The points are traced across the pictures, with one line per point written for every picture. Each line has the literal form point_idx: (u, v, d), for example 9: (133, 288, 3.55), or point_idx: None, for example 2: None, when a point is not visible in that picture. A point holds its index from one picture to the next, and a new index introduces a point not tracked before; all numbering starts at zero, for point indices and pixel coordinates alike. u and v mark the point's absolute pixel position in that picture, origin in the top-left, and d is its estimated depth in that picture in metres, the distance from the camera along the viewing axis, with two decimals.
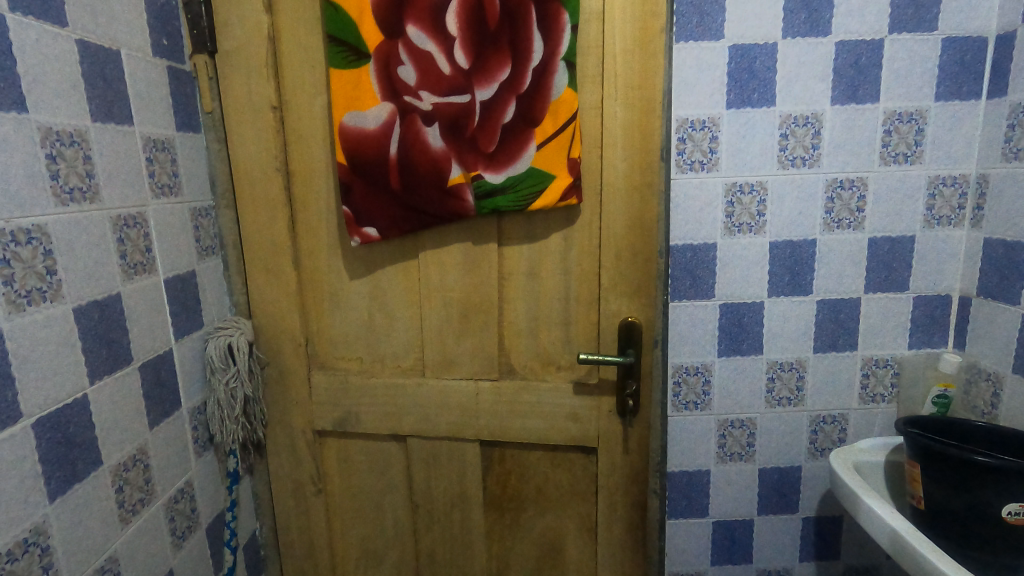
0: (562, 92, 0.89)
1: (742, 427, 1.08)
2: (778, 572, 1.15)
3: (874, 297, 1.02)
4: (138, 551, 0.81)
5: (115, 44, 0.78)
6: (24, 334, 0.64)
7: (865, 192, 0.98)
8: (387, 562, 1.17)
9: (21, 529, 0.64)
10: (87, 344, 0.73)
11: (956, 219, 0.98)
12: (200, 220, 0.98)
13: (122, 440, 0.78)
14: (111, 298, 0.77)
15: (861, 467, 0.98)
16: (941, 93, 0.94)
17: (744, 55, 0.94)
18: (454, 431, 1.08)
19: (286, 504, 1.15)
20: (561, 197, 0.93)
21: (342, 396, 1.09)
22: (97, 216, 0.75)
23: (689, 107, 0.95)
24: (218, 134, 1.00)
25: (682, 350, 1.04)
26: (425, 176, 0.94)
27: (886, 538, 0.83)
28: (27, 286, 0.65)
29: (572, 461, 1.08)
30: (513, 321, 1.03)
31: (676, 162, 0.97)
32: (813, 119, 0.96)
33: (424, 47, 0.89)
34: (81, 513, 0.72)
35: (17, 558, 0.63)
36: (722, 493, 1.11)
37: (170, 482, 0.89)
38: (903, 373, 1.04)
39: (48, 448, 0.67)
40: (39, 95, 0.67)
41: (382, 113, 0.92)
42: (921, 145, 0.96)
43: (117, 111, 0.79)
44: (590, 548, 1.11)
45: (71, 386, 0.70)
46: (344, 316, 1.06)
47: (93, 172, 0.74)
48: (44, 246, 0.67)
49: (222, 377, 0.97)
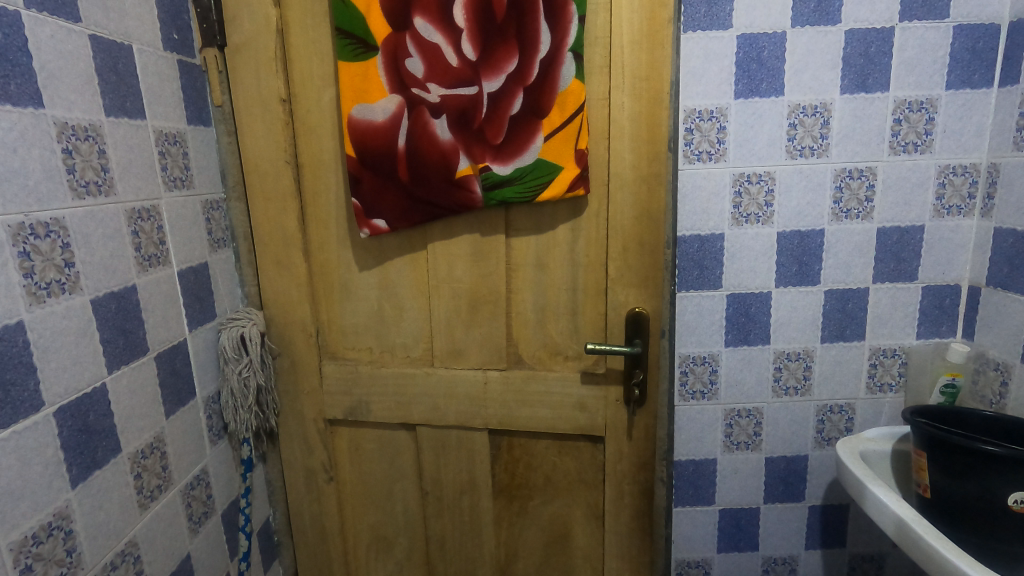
0: (569, 84, 0.89)
1: (748, 416, 1.09)
2: (783, 560, 1.16)
3: (882, 287, 1.02)
4: (157, 536, 0.84)
5: (127, 39, 0.80)
6: (45, 325, 0.66)
7: (875, 181, 0.98)
8: (398, 549, 1.19)
9: (45, 513, 0.66)
10: (104, 335, 0.74)
11: (965, 209, 0.98)
12: (212, 213, 1.00)
13: (140, 428, 0.80)
14: (127, 289, 0.78)
15: (867, 456, 0.99)
16: (952, 82, 0.93)
17: (752, 45, 0.93)
18: (463, 420, 1.09)
19: (299, 491, 1.17)
20: (568, 188, 0.93)
21: (353, 386, 1.10)
22: (112, 209, 0.76)
23: (697, 97, 0.96)
24: (228, 127, 1.01)
25: (689, 340, 1.06)
26: (432, 168, 0.95)
27: (892, 525, 0.84)
28: (47, 278, 0.66)
29: (579, 449, 1.09)
30: (522, 312, 1.04)
31: (684, 152, 0.98)
32: (822, 109, 0.95)
33: (431, 39, 0.89)
34: (102, 498, 0.74)
35: (42, 541, 0.66)
36: (728, 482, 1.12)
37: (186, 469, 0.91)
38: (911, 363, 1.04)
39: (70, 436, 0.69)
40: (55, 91, 0.68)
41: (389, 105, 0.93)
42: (930, 134, 0.95)
43: (130, 105, 0.80)
44: (598, 535, 1.13)
45: (90, 375, 0.72)
46: (354, 307, 1.07)
47: (108, 166, 0.75)
48: (62, 240, 0.68)
49: (236, 367, 0.99)
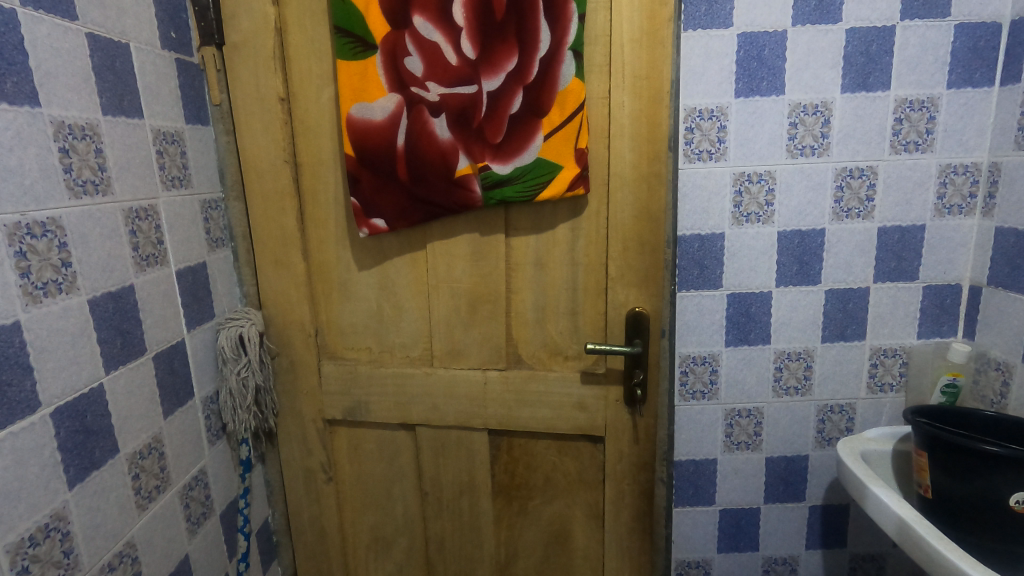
0: (569, 82, 0.89)
1: (749, 416, 1.08)
2: (784, 560, 1.16)
3: (883, 287, 1.01)
4: (155, 537, 0.83)
5: (124, 38, 0.79)
6: (41, 326, 0.66)
7: (876, 180, 0.97)
8: (397, 549, 1.19)
9: (42, 514, 0.66)
10: (102, 335, 0.74)
11: (967, 208, 0.97)
12: (210, 212, 0.99)
13: (138, 429, 0.80)
14: (124, 289, 0.78)
15: (868, 456, 0.98)
16: (953, 81, 0.93)
17: (753, 43, 0.93)
18: (462, 420, 1.09)
19: (298, 492, 1.17)
20: (568, 187, 0.93)
21: (352, 386, 1.10)
22: (110, 208, 0.76)
23: (698, 96, 0.95)
24: (227, 127, 1.00)
25: (690, 340, 1.05)
26: (432, 168, 0.94)
27: (893, 526, 0.84)
28: (43, 278, 0.66)
29: (579, 449, 1.09)
30: (521, 311, 1.03)
31: (685, 151, 0.97)
32: (823, 108, 0.95)
33: (430, 37, 0.89)
34: (99, 499, 0.73)
35: (39, 543, 0.65)
36: (728, 482, 1.12)
37: (184, 470, 0.90)
38: (912, 363, 1.04)
39: (67, 436, 0.69)
40: (52, 89, 0.67)
41: (389, 104, 0.92)
42: (932, 133, 0.95)
43: (128, 104, 0.79)
44: (597, 535, 1.12)
45: (88, 376, 0.72)
46: (353, 306, 1.07)
47: (105, 165, 0.75)
48: (59, 239, 0.68)
49: (234, 367, 0.99)
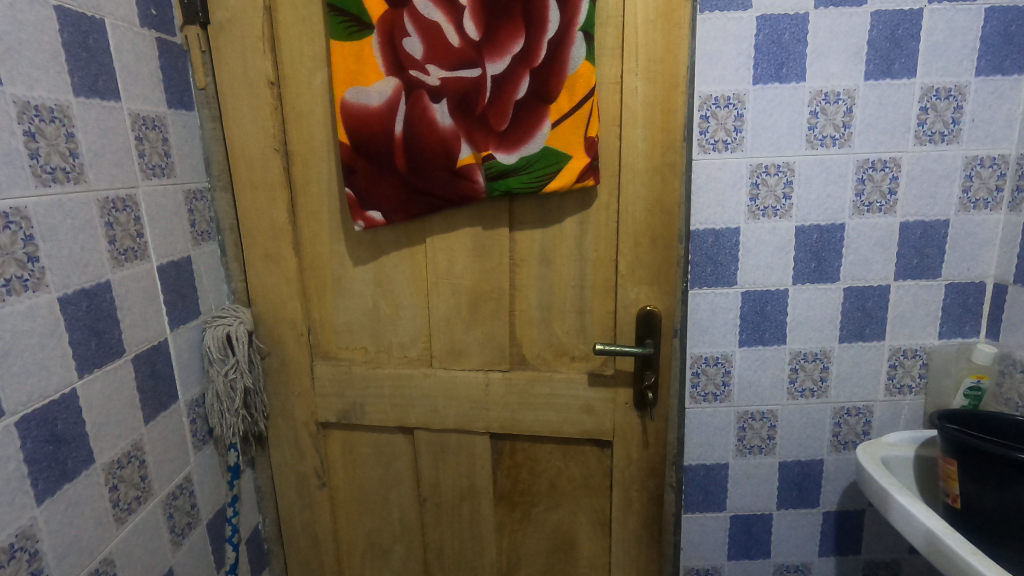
0: (579, 66, 0.83)
1: (762, 419, 1.04)
2: (796, 568, 1.12)
3: (903, 285, 0.97)
4: (136, 551, 0.78)
5: (99, 12, 0.73)
6: (4, 326, 0.60)
7: (899, 173, 0.93)
8: (394, 557, 1.14)
9: (7, 533, 0.60)
10: (75, 336, 0.68)
11: (992, 202, 0.93)
12: (195, 204, 0.93)
13: (116, 437, 0.74)
14: (100, 286, 0.72)
15: (889, 462, 0.94)
16: (982, 68, 0.88)
17: (772, 27, 0.88)
18: (463, 423, 1.04)
19: (289, 498, 1.12)
20: (577, 178, 0.88)
21: (347, 388, 1.05)
22: (83, 198, 0.70)
23: (713, 83, 0.90)
24: (213, 113, 0.94)
25: (701, 340, 1.01)
26: (432, 157, 0.89)
27: (920, 537, 0.79)
28: (7, 274, 0.60)
29: (586, 454, 1.04)
30: (525, 310, 0.98)
31: (699, 141, 0.92)
32: (845, 96, 0.90)
33: (431, 17, 0.83)
34: (72, 514, 0.68)
35: (3, 565, 0.60)
36: (740, 487, 1.07)
37: (168, 478, 0.85)
38: (933, 364, 1.00)
39: (34, 448, 0.63)
40: (16, 66, 0.61)
41: (386, 89, 0.86)
42: (958, 123, 0.90)
43: (103, 85, 0.73)
44: (603, 542, 1.08)
45: (58, 382, 0.66)
46: (348, 304, 1.01)
47: (78, 151, 0.69)
48: (24, 231, 0.62)
49: (221, 368, 0.93)
